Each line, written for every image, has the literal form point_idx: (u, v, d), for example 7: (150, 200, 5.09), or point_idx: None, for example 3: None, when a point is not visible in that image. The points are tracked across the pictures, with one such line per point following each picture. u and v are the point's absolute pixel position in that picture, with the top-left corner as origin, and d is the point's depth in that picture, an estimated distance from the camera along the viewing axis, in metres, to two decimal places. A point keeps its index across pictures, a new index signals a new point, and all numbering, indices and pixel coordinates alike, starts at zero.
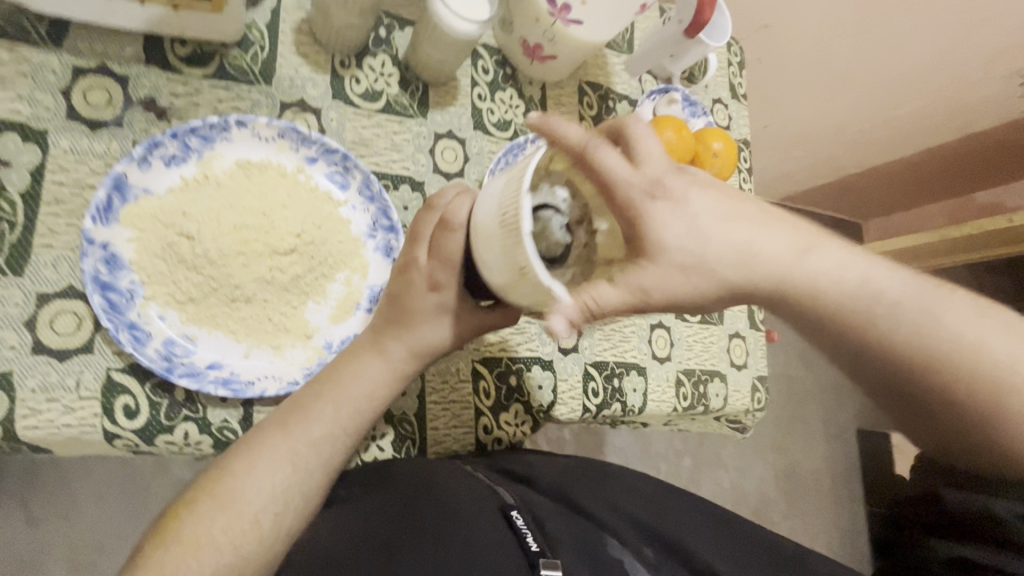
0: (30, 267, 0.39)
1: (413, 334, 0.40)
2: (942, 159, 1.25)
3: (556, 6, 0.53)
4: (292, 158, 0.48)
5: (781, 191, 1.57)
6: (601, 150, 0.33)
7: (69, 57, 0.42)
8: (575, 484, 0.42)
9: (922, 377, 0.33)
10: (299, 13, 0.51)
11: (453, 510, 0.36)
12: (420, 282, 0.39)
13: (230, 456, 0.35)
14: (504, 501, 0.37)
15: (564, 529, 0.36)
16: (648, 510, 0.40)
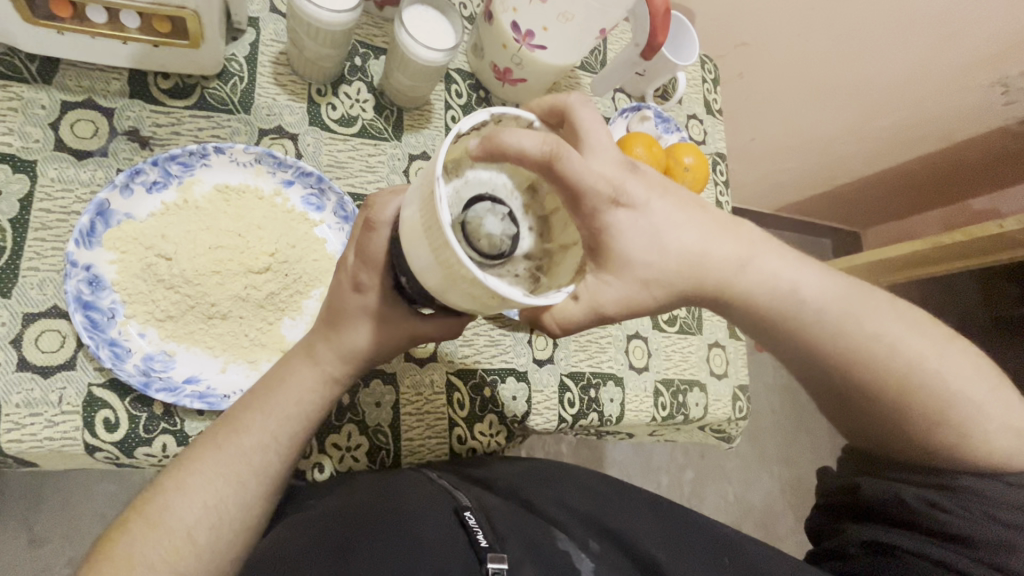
0: (18, 289, 0.41)
1: (340, 340, 0.40)
2: (930, 168, 1.26)
3: (521, 32, 0.55)
4: (270, 182, 0.50)
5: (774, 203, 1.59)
6: (568, 155, 0.32)
7: (58, 93, 0.46)
8: (529, 489, 0.45)
9: (848, 372, 0.40)
10: (277, 46, 0.54)
11: (409, 511, 0.38)
12: (347, 283, 0.40)
13: (198, 467, 0.37)
14: (459, 504, 0.40)
15: (512, 526, 0.39)
16: (599, 506, 0.44)
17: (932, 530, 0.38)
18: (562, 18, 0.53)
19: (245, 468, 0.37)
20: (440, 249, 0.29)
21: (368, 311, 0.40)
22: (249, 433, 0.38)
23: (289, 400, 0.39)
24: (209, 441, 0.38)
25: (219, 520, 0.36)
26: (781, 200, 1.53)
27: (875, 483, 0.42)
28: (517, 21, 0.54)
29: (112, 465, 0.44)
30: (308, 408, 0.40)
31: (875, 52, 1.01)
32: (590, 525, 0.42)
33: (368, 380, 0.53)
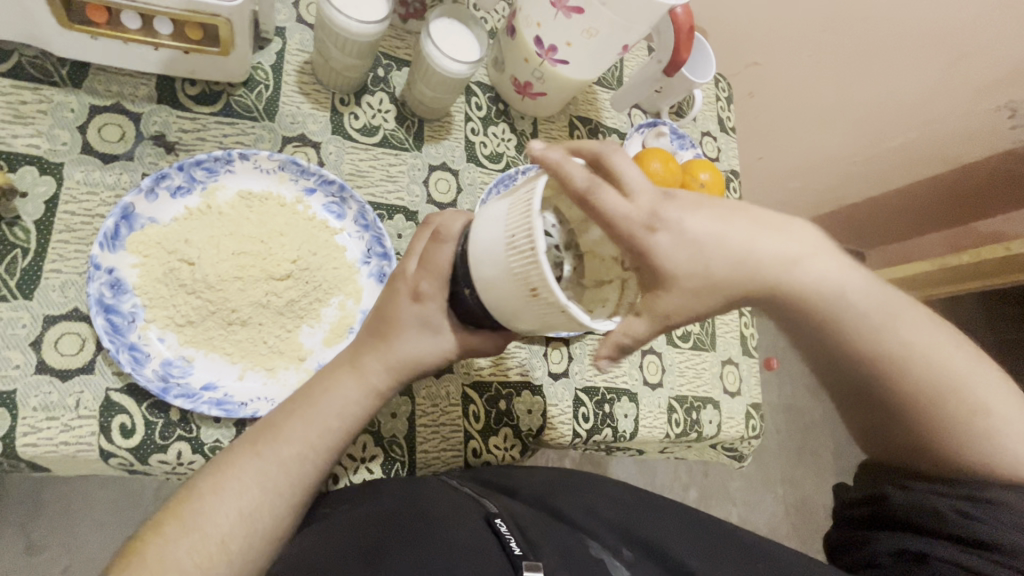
0: (39, 291, 0.41)
1: (390, 350, 0.40)
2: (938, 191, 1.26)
3: (543, 47, 0.55)
4: (292, 189, 0.50)
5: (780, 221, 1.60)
6: (616, 155, 0.35)
7: (86, 97, 0.46)
8: (557, 496, 0.44)
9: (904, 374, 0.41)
10: (303, 57, 0.55)
11: (438, 517, 0.38)
12: (405, 294, 0.40)
13: (213, 475, 0.36)
14: (488, 511, 0.39)
15: (542, 533, 0.38)
16: (628, 516, 0.43)
17: (964, 537, 0.38)
18: (586, 34, 0.52)
19: (280, 475, 0.37)
20: (524, 272, 0.30)
21: (424, 323, 0.40)
22: (284, 439, 0.37)
23: (328, 409, 0.39)
24: (235, 446, 0.37)
25: (243, 524, 0.35)
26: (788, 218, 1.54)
27: (909, 494, 0.41)
28: (541, 36, 0.55)
29: (125, 472, 0.43)
30: (346, 418, 0.39)
31: (887, 73, 1.02)
32: (621, 533, 0.41)
33: None
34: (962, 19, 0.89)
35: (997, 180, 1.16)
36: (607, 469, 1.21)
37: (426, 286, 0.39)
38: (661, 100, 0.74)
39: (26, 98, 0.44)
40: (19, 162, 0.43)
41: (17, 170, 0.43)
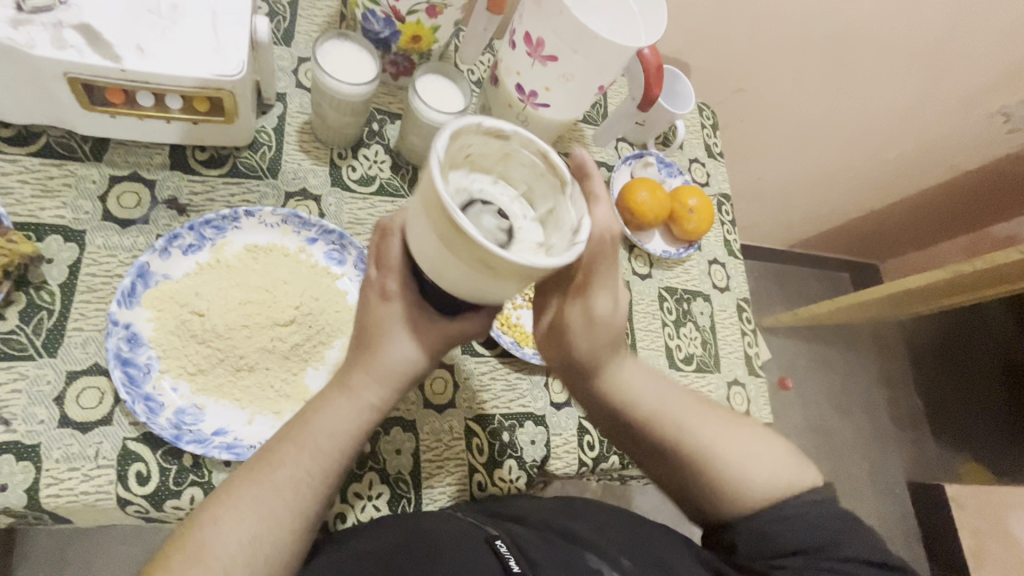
0: (62, 348, 0.44)
1: (378, 359, 0.41)
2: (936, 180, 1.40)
3: (525, 93, 0.59)
4: (295, 240, 0.54)
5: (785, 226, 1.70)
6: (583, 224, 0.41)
7: (107, 169, 0.50)
8: (564, 519, 0.44)
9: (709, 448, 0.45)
10: (303, 118, 0.59)
11: (440, 545, 0.39)
12: (374, 295, 0.41)
13: (208, 516, 0.36)
14: (490, 534, 0.40)
15: (542, 553, 0.39)
16: (635, 536, 0.43)
17: (787, 549, 0.40)
18: (562, 79, 0.56)
19: (277, 505, 0.37)
20: (434, 211, 0.30)
21: (397, 322, 0.41)
22: (283, 466, 0.38)
23: (328, 437, 0.40)
24: (234, 476, 0.38)
25: (246, 553, 0.36)
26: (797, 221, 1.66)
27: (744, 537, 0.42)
28: (521, 84, 0.58)
29: (141, 520, 0.45)
30: (337, 440, 0.40)
31: (867, 78, 1.13)
32: (626, 551, 0.41)
33: (389, 428, 0.53)
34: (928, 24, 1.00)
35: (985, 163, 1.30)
36: (629, 502, 1.19)
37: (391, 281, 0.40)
38: (646, 133, 0.79)
39: (53, 173, 0.48)
40: (46, 232, 0.47)
41: (44, 239, 0.46)
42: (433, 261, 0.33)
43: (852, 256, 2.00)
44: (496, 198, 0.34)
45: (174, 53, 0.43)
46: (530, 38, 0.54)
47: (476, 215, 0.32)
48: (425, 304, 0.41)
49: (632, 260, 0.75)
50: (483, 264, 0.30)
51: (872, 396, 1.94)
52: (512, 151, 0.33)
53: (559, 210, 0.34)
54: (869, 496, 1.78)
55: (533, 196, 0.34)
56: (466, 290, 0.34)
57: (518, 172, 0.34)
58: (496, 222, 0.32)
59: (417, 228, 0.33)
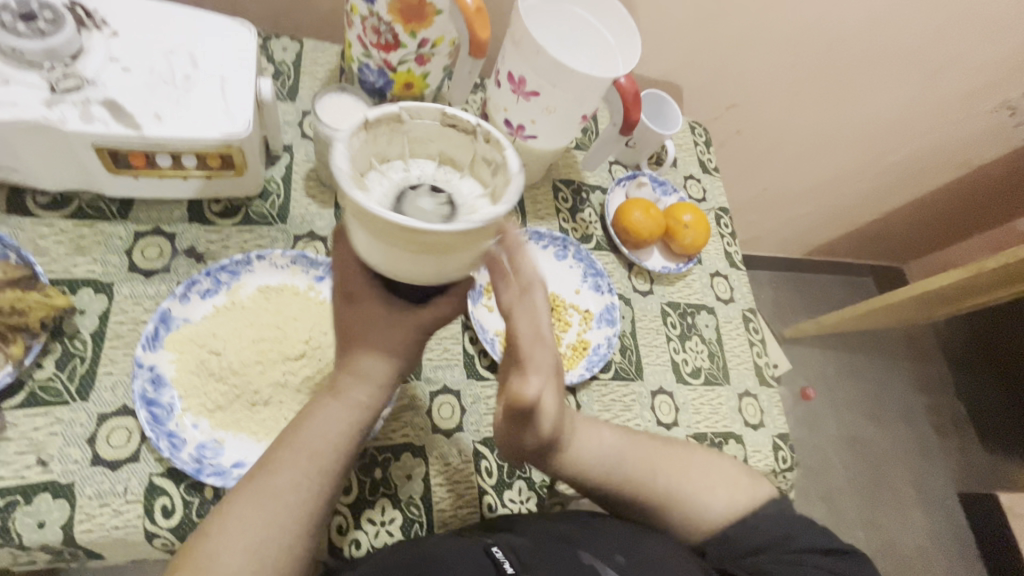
0: (94, 392, 0.48)
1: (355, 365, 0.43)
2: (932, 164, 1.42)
3: (513, 127, 0.63)
4: (304, 279, 0.57)
5: (794, 231, 1.70)
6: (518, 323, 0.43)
7: (132, 226, 0.55)
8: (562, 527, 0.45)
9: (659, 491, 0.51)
10: (308, 166, 0.64)
11: (437, 557, 0.40)
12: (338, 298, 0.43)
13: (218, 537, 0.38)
14: (485, 543, 0.42)
15: (537, 556, 0.40)
16: (639, 545, 0.43)
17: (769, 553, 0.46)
18: (546, 111, 0.59)
19: (283, 514, 0.39)
20: (367, 219, 0.31)
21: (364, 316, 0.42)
22: (284, 477, 0.40)
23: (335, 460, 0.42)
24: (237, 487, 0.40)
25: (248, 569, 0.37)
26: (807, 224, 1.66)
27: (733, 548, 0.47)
28: (509, 118, 0.62)
29: (168, 553, 0.47)
30: (342, 463, 0.42)
31: (858, 84, 1.15)
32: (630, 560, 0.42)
33: (399, 454, 0.55)
34: (910, 26, 1.03)
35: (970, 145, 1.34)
36: None
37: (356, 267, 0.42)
38: (638, 154, 0.82)
39: (85, 233, 0.53)
40: (78, 286, 0.51)
41: (77, 292, 0.51)
42: (392, 267, 0.35)
43: (871, 260, 1.97)
44: (419, 180, 0.35)
45: (188, 117, 0.47)
46: (513, 77, 0.58)
47: (409, 201, 0.33)
48: (391, 300, 0.42)
49: (632, 277, 0.76)
50: (421, 242, 0.31)
51: (908, 403, 1.88)
52: (410, 130, 0.35)
53: (480, 155, 0.35)
54: (914, 508, 1.71)
55: (460, 162, 0.36)
56: (424, 278, 0.35)
57: (421, 144, 0.36)
58: (427, 201, 0.33)
59: (369, 253, 0.34)
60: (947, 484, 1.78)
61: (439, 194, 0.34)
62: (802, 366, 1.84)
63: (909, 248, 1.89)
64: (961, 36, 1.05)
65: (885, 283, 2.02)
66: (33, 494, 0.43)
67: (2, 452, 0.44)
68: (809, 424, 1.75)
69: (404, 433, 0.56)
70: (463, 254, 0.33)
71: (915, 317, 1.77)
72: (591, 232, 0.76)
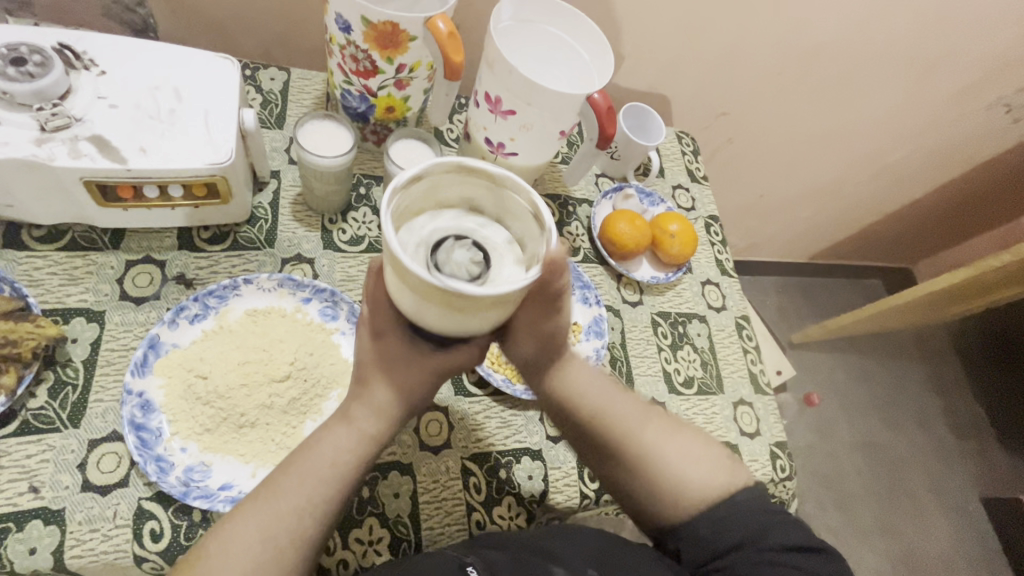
0: (85, 419, 0.49)
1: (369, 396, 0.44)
2: (931, 163, 1.41)
3: (493, 146, 0.64)
4: (291, 301, 0.58)
5: (795, 235, 1.69)
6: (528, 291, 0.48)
7: (123, 255, 0.57)
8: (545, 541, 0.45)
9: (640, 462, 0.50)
10: (295, 191, 0.65)
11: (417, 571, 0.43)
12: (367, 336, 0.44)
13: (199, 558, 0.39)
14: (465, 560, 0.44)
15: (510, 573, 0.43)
16: None
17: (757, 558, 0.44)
18: (523, 129, 0.60)
19: (270, 537, 0.39)
20: (408, 278, 0.33)
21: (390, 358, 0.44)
22: (285, 495, 0.41)
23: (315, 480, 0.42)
24: (236, 509, 0.41)
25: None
26: (808, 228, 1.65)
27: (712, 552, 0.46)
28: (489, 137, 0.63)
29: None
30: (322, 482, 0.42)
31: (847, 87, 1.15)
32: None
33: (386, 473, 0.56)
34: (894, 28, 1.03)
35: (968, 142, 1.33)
36: None
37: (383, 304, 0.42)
38: (624, 166, 0.82)
39: (78, 263, 0.55)
40: (71, 315, 0.53)
41: (69, 321, 0.52)
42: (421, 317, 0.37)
43: (878, 262, 1.95)
44: (466, 231, 0.36)
45: (172, 149, 0.49)
46: (489, 96, 0.59)
47: (447, 257, 0.35)
48: (417, 343, 0.43)
49: (621, 288, 0.76)
50: (456, 306, 0.33)
51: (924, 406, 1.83)
52: (471, 179, 0.36)
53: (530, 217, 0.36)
54: (935, 515, 1.67)
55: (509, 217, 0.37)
56: (453, 329, 0.37)
57: (474, 195, 0.37)
58: (464, 257, 0.35)
59: (401, 293, 0.36)
60: (967, 489, 1.73)
61: (476, 249, 0.35)
62: (810, 371, 1.81)
63: (916, 248, 1.86)
64: (948, 35, 1.05)
65: (894, 284, 1.99)
66: (24, 521, 0.44)
67: None
68: (822, 431, 1.72)
69: (391, 452, 0.57)
70: (488, 315, 0.35)
71: (925, 318, 1.74)
72: (578, 245, 0.77)
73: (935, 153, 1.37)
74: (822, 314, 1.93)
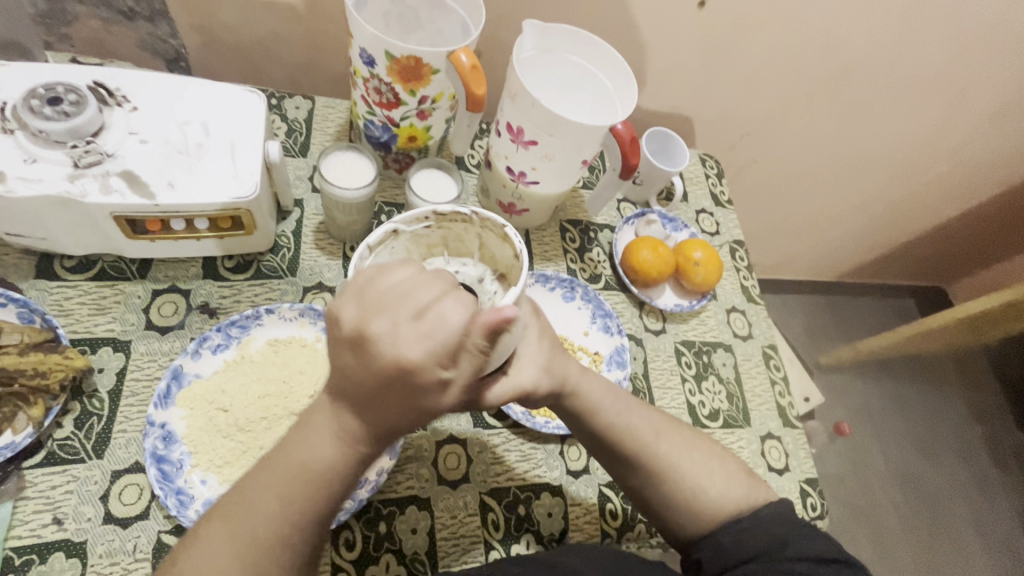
0: (108, 450, 0.49)
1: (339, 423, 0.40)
2: (967, 182, 1.36)
3: (514, 174, 0.63)
4: (312, 331, 0.58)
5: (823, 254, 1.64)
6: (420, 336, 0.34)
7: (150, 284, 0.58)
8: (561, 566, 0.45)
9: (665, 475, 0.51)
10: (318, 219, 0.66)
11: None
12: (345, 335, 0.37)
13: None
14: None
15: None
16: None
17: None
18: (545, 159, 0.60)
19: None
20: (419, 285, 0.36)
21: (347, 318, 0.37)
22: None
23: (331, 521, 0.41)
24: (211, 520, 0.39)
25: None
26: (837, 246, 1.60)
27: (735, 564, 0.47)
28: (511, 166, 0.63)
29: None
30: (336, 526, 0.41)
31: (876, 107, 1.12)
32: None
33: (403, 507, 0.55)
34: (926, 49, 1.00)
35: (1005, 159, 1.29)
36: None
37: (406, 350, 0.34)
38: (646, 191, 0.82)
39: (107, 292, 0.56)
40: (99, 345, 0.54)
41: (96, 351, 0.53)
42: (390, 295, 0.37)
43: (910, 281, 1.88)
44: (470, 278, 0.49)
45: (198, 182, 0.50)
46: (511, 127, 0.59)
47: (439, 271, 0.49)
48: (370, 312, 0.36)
49: (643, 317, 0.75)
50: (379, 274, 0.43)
51: (961, 433, 1.76)
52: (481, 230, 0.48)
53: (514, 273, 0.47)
54: (975, 550, 1.59)
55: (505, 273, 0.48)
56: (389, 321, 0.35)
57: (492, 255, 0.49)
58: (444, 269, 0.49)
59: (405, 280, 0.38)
60: (1008, 521, 1.65)
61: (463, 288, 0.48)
62: (839, 395, 1.75)
63: (951, 267, 1.80)
64: (983, 56, 1.02)
65: (927, 304, 1.93)
66: (47, 553, 0.45)
67: (21, 511, 0.45)
68: (853, 458, 1.66)
69: (409, 485, 0.56)
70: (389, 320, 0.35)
71: (962, 341, 1.67)
72: (600, 272, 0.76)
73: (970, 171, 1.32)
74: (851, 334, 1.88)
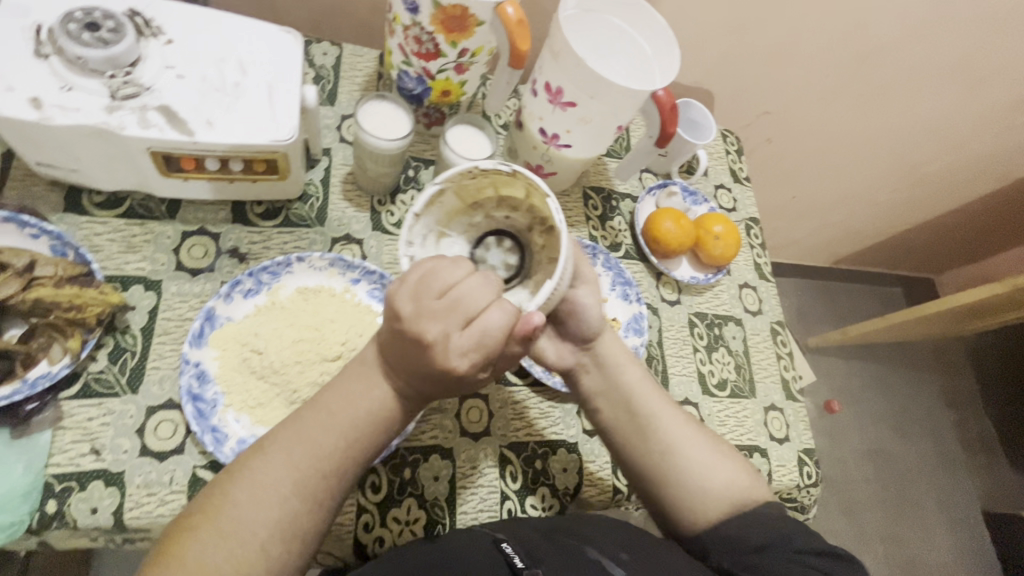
0: (143, 386, 0.50)
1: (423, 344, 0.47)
2: (970, 175, 1.38)
3: (547, 136, 0.63)
4: (341, 281, 0.59)
5: (823, 239, 1.67)
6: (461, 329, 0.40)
7: (180, 225, 0.57)
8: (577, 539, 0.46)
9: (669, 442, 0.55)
10: (346, 170, 0.65)
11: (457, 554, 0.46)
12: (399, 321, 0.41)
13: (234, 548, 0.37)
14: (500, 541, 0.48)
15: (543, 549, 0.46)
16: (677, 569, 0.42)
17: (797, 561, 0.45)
18: (581, 122, 0.59)
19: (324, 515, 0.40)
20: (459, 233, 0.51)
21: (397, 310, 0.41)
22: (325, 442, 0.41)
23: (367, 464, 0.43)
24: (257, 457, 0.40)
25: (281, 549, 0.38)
26: (837, 232, 1.63)
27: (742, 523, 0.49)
28: (545, 128, 0.63)
29: None
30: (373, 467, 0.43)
31: (894, 93, 1.12)
32: None
33: (427, 456, 0.57)
34: (952, 37, 0.99)
35: (1010, 154, 1.30)
36: None
37: (457, 359, 0.39)
38: (670, 162, 0.82)
39: (136, 231, 0.55)
40: (129, 283, 0.53)
41: (128, 288, 0.53)
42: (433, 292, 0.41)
43: (902, 270, 1.92)
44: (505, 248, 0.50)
45: (236, 122, 0.49)
46: (550, 86, 0.59)
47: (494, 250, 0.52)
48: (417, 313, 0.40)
49: (659, 287, 0.76)
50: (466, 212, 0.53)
51: (936, 419, 1.83)
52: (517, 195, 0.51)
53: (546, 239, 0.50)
54: (939, 526, 1.68)
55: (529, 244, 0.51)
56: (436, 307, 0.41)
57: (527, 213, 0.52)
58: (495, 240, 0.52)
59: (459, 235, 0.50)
60: (971, 501, 1.74)
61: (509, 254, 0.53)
62: (826, 377, 1.81)
63: (943, 259, 1.83)
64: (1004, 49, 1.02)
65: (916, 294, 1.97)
66: (85, 481, 0.46)
67: (59, 440, 0.46)
68: (833, 436, 1.72)
69: (433, 436, 0.58)
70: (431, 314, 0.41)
71: (948, 330, 1.72)
72: (620, 240, 0.76)
73: (975, 164, 1.34)
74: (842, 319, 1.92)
